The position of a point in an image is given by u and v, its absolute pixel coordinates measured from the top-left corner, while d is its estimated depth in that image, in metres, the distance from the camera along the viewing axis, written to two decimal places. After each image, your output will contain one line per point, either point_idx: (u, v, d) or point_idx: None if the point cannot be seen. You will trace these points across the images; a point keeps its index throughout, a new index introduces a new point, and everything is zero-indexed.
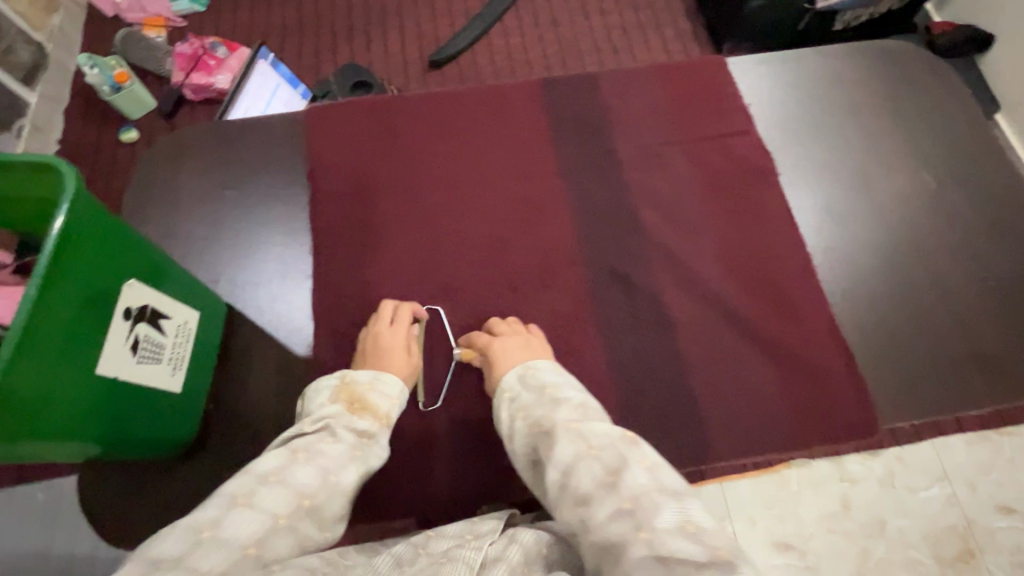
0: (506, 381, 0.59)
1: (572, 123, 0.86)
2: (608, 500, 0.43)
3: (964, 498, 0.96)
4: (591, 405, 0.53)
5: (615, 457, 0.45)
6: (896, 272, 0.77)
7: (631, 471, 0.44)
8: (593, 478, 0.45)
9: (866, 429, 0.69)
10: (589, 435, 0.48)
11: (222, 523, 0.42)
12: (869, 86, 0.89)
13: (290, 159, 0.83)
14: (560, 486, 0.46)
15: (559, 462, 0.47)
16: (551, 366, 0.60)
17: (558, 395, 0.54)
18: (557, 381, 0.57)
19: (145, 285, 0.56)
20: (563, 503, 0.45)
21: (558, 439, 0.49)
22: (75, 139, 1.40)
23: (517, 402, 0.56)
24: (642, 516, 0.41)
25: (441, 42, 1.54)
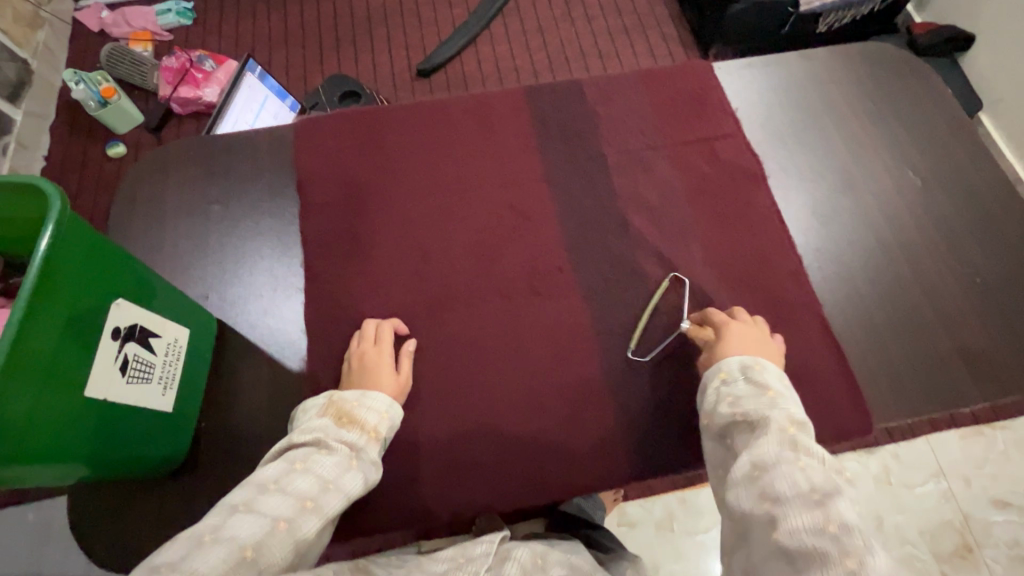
0: (727, 363, 0.58)
1: (558, 130, 0.86)
2: (808, 512, 0.41)
3: (959, 493, 0.97)
4: (812, 429, 0.49)
5: (830, 481, 0.43)
6: (884, 271, 0.77)
7: (843, 501, 0.41)
8: (794, 486, 0.43)
9: (859, 428, 0.69)
10: (804, 450, 0.46)
11: (220, 528, 0.44)
12: (850, 87, 0.90)
13: (277, 171, 0.83)
14: (751, 476, 0.46)
15: (761, 459, 0.46)
16: (779, 371, 0.56)
17: (783, 401, 0.52)
18: (782, 388, 0.54)
19: (134, 304, 0.55)
20: (748, 494, 0.45)
21: (766, 437, 0.48)
22: (62, 155, 1.38)
23: (731, 388, 0.55)
24: (841, 542, 0.39)
25: (429, 51, 1.54)
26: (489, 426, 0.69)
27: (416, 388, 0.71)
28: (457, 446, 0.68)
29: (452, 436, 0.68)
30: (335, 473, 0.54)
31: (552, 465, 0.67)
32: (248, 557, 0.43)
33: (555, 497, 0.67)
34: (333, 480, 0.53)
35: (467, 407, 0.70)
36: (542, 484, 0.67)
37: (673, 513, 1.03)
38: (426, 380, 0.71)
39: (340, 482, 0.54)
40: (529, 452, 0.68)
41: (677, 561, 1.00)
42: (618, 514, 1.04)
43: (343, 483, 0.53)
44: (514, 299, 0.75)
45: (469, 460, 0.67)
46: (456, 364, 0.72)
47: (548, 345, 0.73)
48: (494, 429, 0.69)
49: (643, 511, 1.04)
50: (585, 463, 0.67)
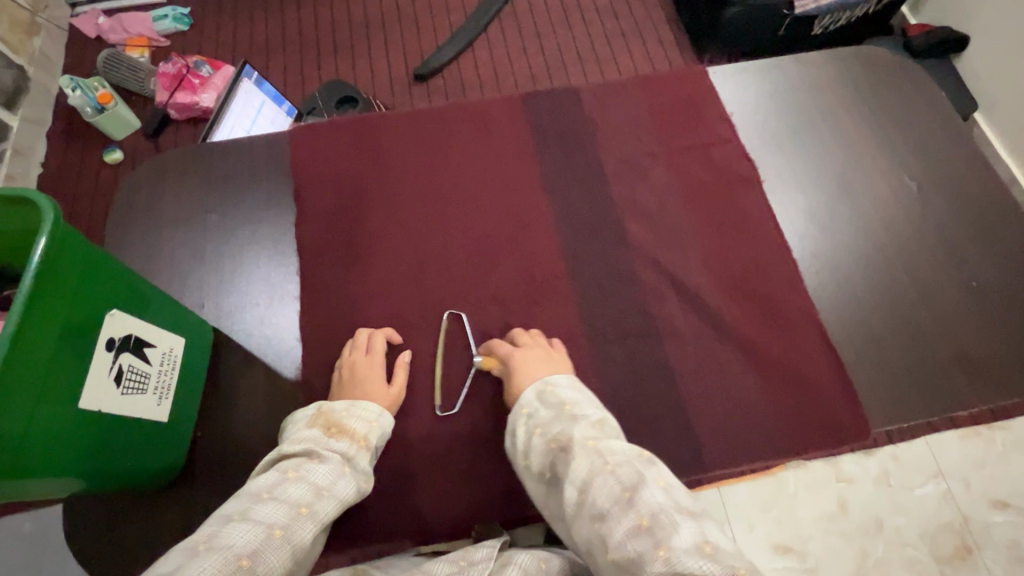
0: (523, 397, 0.60)
1: (555, 136, 0.86)
2: (628, 517, 0.44)
3: (959, 495, 0.96)
4: (609, 424, 0.54)
5: (634, 475, 0.46)
6: (880, 274, 0.78)
7: (649, 488, 0.45)
8: (610, 494, 0.46)
9: (858, 432, 0.69)
10: (606, 452, 0.49)
11: (214, 537, 0.44)
12: (845, 91, 0.91)
13: (273, 179, 0.83)
14: (577, 501, 0.47)
15: (578, 479, 0.48)
16: (568, 381, 0.60)
17: (578, 412, 0.55)
18: (573, 399, 0.57)
19: (128, 315, 0.55)
20: (581, 522, 0.46)
21: (574, 455, 0.50)
22: (58, 162, 1.38)
23: (534, 418, 0.57)
24: (658, 534, 0.42)
25: (425, 55, 1.54)
26: (486, 434, 0.69)
27: (414, 396, 0.70)
28: (455, 454, 0.68)
29: (450, 445, 0.68)
30: (329, 481, 0.54)
31: None
32: (244, 566, 0.43)
33: None
34: (327, 488, 0.54)
35: (465, 415, 0.70)
36: None
37: None
38: (423, 389, 0.71)
39: (334, 490, 0.54)
40: None
41: None
42: None
43: (336, 490, 0.54)
44: (510, 306, 0.75)
45: (468, 469, 0.67)
46: (453, 371, 0.72)
47: None
48: (492, 437, 0.69)
49: None
50: None
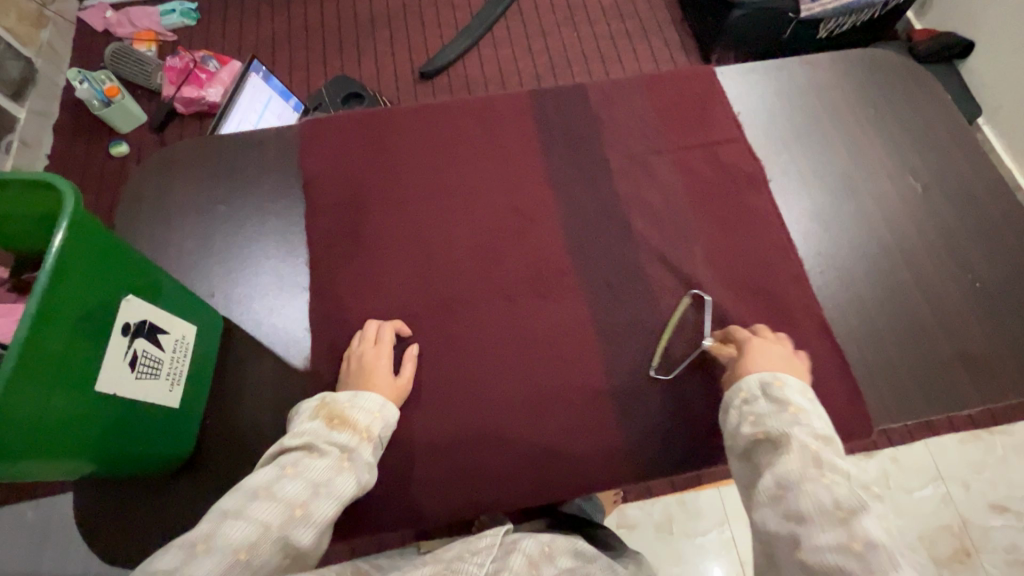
0: (748, 381, 0.61)
1: (562, 133, 0.87)
2: (832, 531, 0.45)
3: (959, 498, 0.97)
4: (836, 444, 0.53)
5: (853, 499, 0.47)
6: (884, 274, 0.78)
7: (868, 518, 0.45)
8: (818, 505, 0.47)
9: (860, 431, 0.70)
10: (827, 467, 0.50)
11: (212, 535, 0.46)
12: (851, 93, 0.91)
13: (282, 172, 0.83)
14: (775, 495, 0.50)
15: (783, 477, 0.51)
16: (799, 385, 0.60)
17: (804, 418, 0.55)
18: (804, 404, 0.57)
19: (143, 300, 0.56)
20: (773, 516, 0.49)
21: (788, 454, 0.52)
22: (64, 154, 1.39)
23: (751, 405, 0.59)
24: (864, 561, 0.43)
25: (432, 53, 1.55)
26: (492, 425, 0.69)
27: (420, 387, 0.71)
28: (461, 445, 0.69)
29: (455, 435, 0.69)
30: (328, 475, 0.54)
31: (556, 464, 0.68)
32: (238, 562, 0.45)
33: (555, 497, 0.67)
34: (327, 482, 0.54)
35: (472, 407, 0.70)
36: (546, 483, 0.67)
37: (673, 515, 1.04)
38: (430, 381, 0.71)
39: (334, 484, 0.54)
40: (533, 451, 0.68)
41: (677, 563, 1.00)
42: (618, 516, 1.05)
43: (335, 484, 0.54)
44: (516, 300, 0.76)
45: (474, 460, 0.68)
46: (459, 364, 0.72)
47: (551, 346, 0.73)
48: (497, 428, 0.69)
49: (643, 514, 1.04)
50: (589, 462, 0.68)
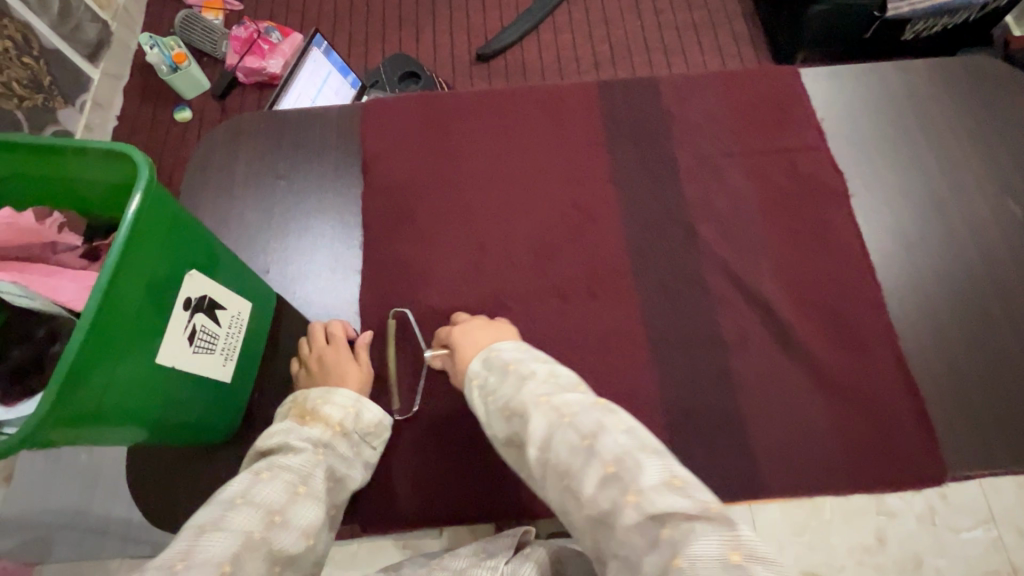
0: (470, 368, 0.57)
1: (629, 129, 0.83)
2: (590, 468, 0.42)
3: (1013, 544, 0.84)
4: (556, 373, 0.52)
5: (590, 421, 0.45)
6: (969, 304, 0.72)
7: (606, 433, 0.44)
8: (569, 447, 0.44)
9: (931, 474, 0.65)
10: (559, 404, 0.47)
11: (190, 551, 0.42)
12: (949, 105, 0.84)
13: (343, 150, 0.83)
14: (541, 459, 0.45)
15: (535, 439, 0.46)
16: (513, 343, 0.58)
17: (521, 369, 0.53)
18: (520, 356, 0.55)
19: (205, 276, 0.57)
20: (552, 485, 0.44)
21: (530, 417, 0.47)
22: (133, 116, 1.44)
23: (485, 387, 0.55)
24: (623, 480, 0.40)
25: (491, 35, 1.52)
26: None
27: None
28: None
29: None
30: (303, 472, 0.53)
31: None
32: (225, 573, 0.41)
33: None
34: (304, 482, 0.52)
35: None
36: None
37: None
38: None
39: (310, 484, 0.53)
40: None
41: None
42: None
43: (313, 483, 0.53)
44: (569, 300, 0.73)
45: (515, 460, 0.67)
46: None
47: (602, 350, 0.71)
48: None
49: None
50: None
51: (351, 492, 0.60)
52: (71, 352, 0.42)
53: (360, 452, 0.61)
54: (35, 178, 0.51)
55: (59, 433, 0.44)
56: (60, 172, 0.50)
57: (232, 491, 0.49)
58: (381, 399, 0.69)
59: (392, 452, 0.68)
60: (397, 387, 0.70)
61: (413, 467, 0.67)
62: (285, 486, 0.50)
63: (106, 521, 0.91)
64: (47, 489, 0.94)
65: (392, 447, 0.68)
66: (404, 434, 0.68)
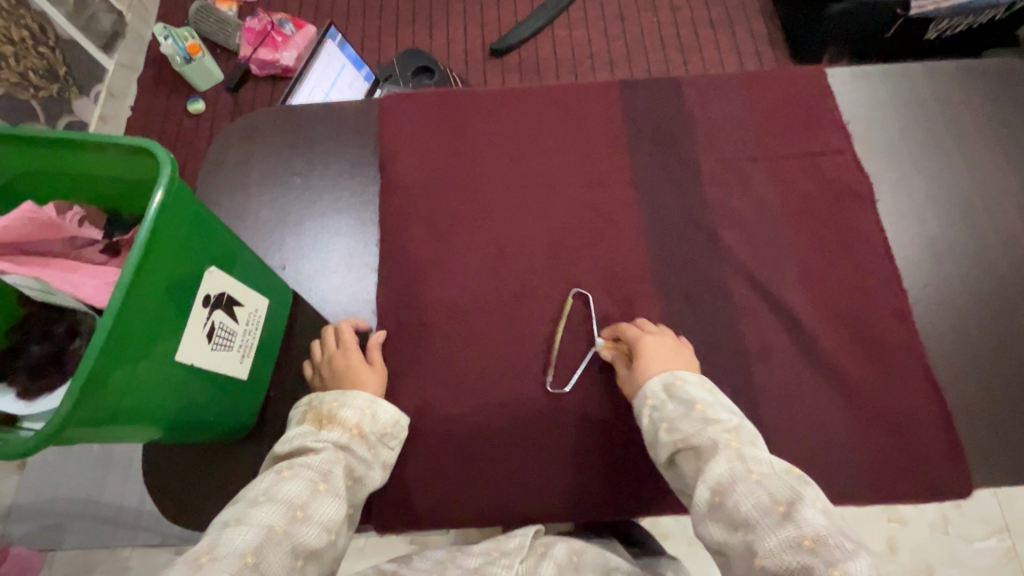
0: (648, 388, 0.60)
1: (649, 129, 0.82)
2: (777, 528, 0.44)
3: None
4: (743, 430, 0.54)
5: (784, 488, 0.47)
6: (998, 314, 0.71)
7: (803, 506, 0.45)
8: (755, 502, 0.46)
9: (957, 487, 0.63)
10: (749, 459, 0.50)
11: (214, 546, 0.44)
12: (979, 109, 0.82)
13: (360, 148, 0.82)
14: (712, 501, 0.49)
15: (716, 482, 0.49)
16: (700, 380, 0.59)
17: (711, 415, 0.55)
18: (707, 400, 0.57)
19: (223, 273, 0.56)
20: (718, 525, 0.48)
21: (714, 459, 0.51)
22: (147, 108, 1.44)
23: (661, 413, 0.58)
24: (820, 555, 0.42)
25: (505, 29, 1.50)
26: (553, 430, 0.67)
27: (483, 381, 0.69)
28: (520, 447, 0.67)
29: (515, 434, 0.67)
30: (325, 470, 0.54)
31: (614, 477, 0.65)
32: (248, 564, 0.44)
33: (609, 511, 0.65)
34: (324, 480, 0.53)
35: (535, 409, 0.68)
36: (605, 494, 0.65)
37: None
38: (494, 378, 0.69)
39: (331, 481, 0.53)
40: (593, 461, 0.66)
41: None
42: (651, 524, 1.01)
43: (334, 481, 0.53)
44: (587, 303, 0.72)
45: (531, 463, 0.66)
46: (526, 363, 0.70)
47: None
48: (557, 433, 0.67)
49: (676, 525, 1.00)
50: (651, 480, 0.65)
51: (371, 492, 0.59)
52: (93, 349, 0.41)
53: (378, 454, 0.60)
54: (53, 172, 0.51)
55: (79, 431, 0.44)
56: (81, 166, 0.50)
57: (256, 489, 0.51)
58: (395, 399, 0.69)
59: (407, 453, 0.67)
60: (411, 386, 0.69)
61: (428, 469, 0.67)
62: (307, 482, 0.52)
63: (116, 510, 0.92)
64: (60, 475, 0.94)
65: (407, 448, 0.67)
66: (420, 435, 0.68)
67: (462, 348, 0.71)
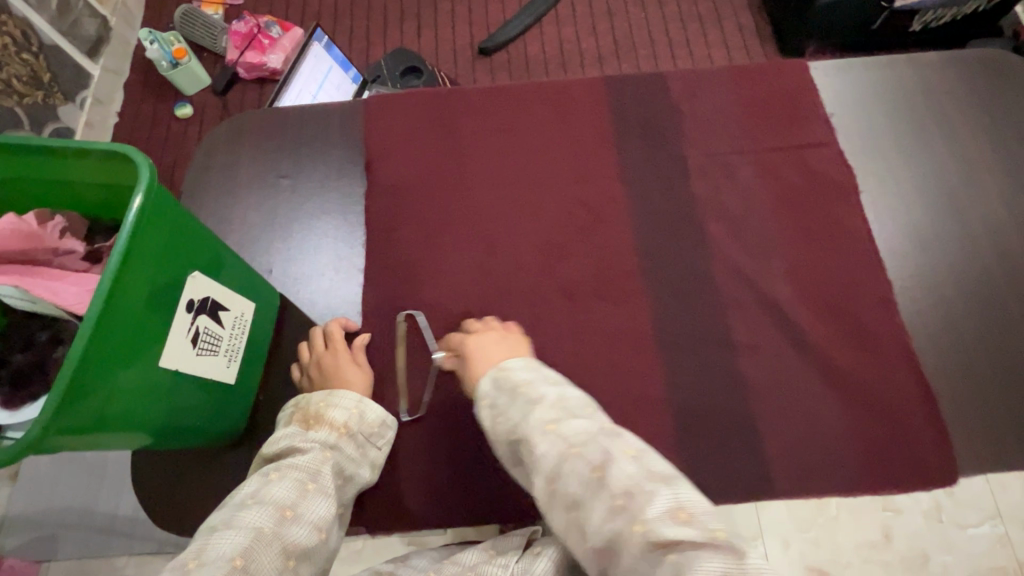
0: (479, 388, 0.55)
1: (637, 125, 0.82)
2: (598, 498, 0.43)
3: (1019, 540, 0.84)
4: (571, 400, 0.51)
5: (601, 452, 0.45)
6: (983, 302, 0.71)
7: (615, 464, 0.44)
8: (580, 479, 0.44)
9: (943, 475, 0.64)
10: (568, 433, 0.47)
11: (201, 551, 0.44)
12: (963, 99, 0.82)
13: (347, 149, 0.82)
14: (550, 492, 0.45)
15: (547, 471, 0.46)
16: (525, 360, 0.56)
17: (532, 393, 0.51)
18: (530, 380, 0.53)
19: (208, 276, 0.56)
20: (558, 513, 0.45)
21: (538, 443, 0.47)
22: (134, 113, 1.43)
23: (492, 409, 0.53)
24: (631, 510, 0.41)
25: (493, 28, 1.50)
26: None
27: None
28: None
29: None
30: (313, 470, 0.54)
31: None
32: (237, 567, 0.43)
33: None
34: (312, 481, 0.53)
35: None
36: None
37: None
38: None
39: (319, 481, 0.53)
40: None
41: None
42: None
43: (322, 481, 0.53)
44: (575, 300, 0.72)
45: None
46: None
47: (611, 351, 0.70)
48: None
49: None
50: None
51: (360, 492, 0.60)
52: (75, 354, 0.41)
53: (367, 453, 0.61)
54: (34, 180, 0.51)
55: (63, 439, 0.44)
56: (62, 173, 0.50)
57: (244, 493, 0.50)
58: (386, 401, 0.69)
59: (397, 455, 0.67)
60: (401, 386, 0.69)
61: (418, 470, 0.66)
62: (295, 483, 0.52)
63: (111, 519, 0.91)
64: (56, 486, 0.94)
65: (397, 449, 0.67)
66: (411, 435, 0.68)
67: None
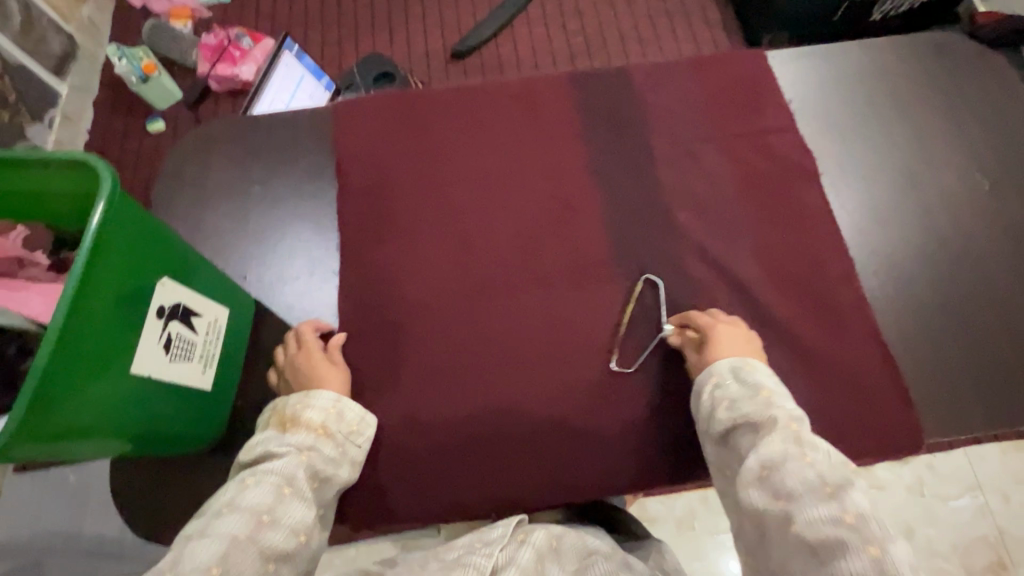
0: (717, 367, 0.60)
1: (603, 119, 0.84)
2: (824, 505, 0.46)
3: (998, 509, 0.92)
4: (806, 421, 0.54)
5: (840, 474, 0.48)
6: (943, 273, 0.74)
7: (851, 489, 0.46)
8: (803, 480, 0.48)
9: (909, 442, 0.66)
10: (807, 443, 0.50)
11: (178, 561, 0.44)
12: (915, 80, 0.85)
13: (318, 153, 0.82)
14: (761, 475, 0.50)
15: (768, 458, 0.51)
16: (768, 370, 0.60)
17: (776, 399, 0.55)
18: (772, 386, 0.57)
19: (178, 283, 0.56)
20: (760, 494, 0.49)
21: (769, 434, 0.52)
22: (104, 130, 1.41)
23: (723, 390, 0.59)
24: (861, 533, 0.44)
25: (465, 31, 1.52)
26: (525, 417, 0.68)
27: (453, 376, 0.70)
28: (493, 436, 0.68)
29: (487, 426, 0.68)
30: (290, 473, 0.54)
31: (585, 459, 0.67)
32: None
33: (579, 495, 0.66)
34: (289, 484, 0.53)
35: (504, 399, 0.69)
36: (577, 477, 0.66)
37: (694, 511, 0.99)
38: (460, 369, 0.70)
39: (296, 484, 0.53)
40: (568, 444, 0.67)
41: (697, 558, 0.97)
42: (639, 508, 1.01)
43: (299, 484, 0.54)
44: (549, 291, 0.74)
45: (504, 451, 0.67)
46: (493, 354, 0.71)
47: (586, 339, 0.71)
48: (527, 421, 0.68)
49: (663, 508, 1.00)
50: (622, 457, 0.67)
51: (341, 491, 0.60)
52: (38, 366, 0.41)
53: (347, 452, 0.61)
54: None
55: (34, 448, 0.43)
56: (23, 182, 0.49)
57: (221, 500, 0.51)
58: (365, 400, 0.69)
59: (379, 452, 0.67)
60: (380, 385, 0.70)
61: (403, 466, 0.67)
62: (271, 488, 0.52)
63: (97, 540, 0.90)
64: (39, 513, 0.92)
65: (379, 447, 0.67)
66: (391, 433, 0.68)
67: (429, 343, 0.71)
